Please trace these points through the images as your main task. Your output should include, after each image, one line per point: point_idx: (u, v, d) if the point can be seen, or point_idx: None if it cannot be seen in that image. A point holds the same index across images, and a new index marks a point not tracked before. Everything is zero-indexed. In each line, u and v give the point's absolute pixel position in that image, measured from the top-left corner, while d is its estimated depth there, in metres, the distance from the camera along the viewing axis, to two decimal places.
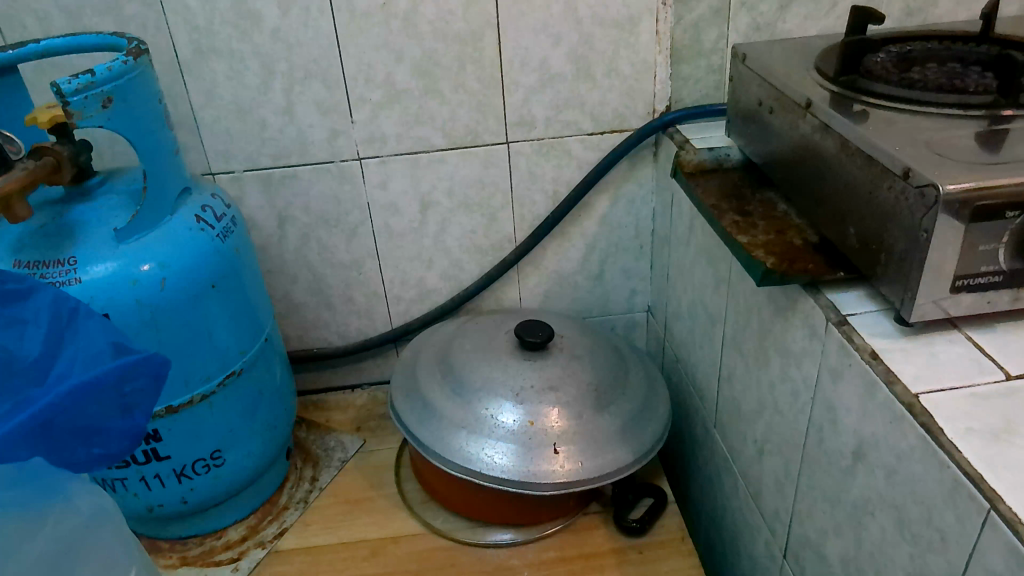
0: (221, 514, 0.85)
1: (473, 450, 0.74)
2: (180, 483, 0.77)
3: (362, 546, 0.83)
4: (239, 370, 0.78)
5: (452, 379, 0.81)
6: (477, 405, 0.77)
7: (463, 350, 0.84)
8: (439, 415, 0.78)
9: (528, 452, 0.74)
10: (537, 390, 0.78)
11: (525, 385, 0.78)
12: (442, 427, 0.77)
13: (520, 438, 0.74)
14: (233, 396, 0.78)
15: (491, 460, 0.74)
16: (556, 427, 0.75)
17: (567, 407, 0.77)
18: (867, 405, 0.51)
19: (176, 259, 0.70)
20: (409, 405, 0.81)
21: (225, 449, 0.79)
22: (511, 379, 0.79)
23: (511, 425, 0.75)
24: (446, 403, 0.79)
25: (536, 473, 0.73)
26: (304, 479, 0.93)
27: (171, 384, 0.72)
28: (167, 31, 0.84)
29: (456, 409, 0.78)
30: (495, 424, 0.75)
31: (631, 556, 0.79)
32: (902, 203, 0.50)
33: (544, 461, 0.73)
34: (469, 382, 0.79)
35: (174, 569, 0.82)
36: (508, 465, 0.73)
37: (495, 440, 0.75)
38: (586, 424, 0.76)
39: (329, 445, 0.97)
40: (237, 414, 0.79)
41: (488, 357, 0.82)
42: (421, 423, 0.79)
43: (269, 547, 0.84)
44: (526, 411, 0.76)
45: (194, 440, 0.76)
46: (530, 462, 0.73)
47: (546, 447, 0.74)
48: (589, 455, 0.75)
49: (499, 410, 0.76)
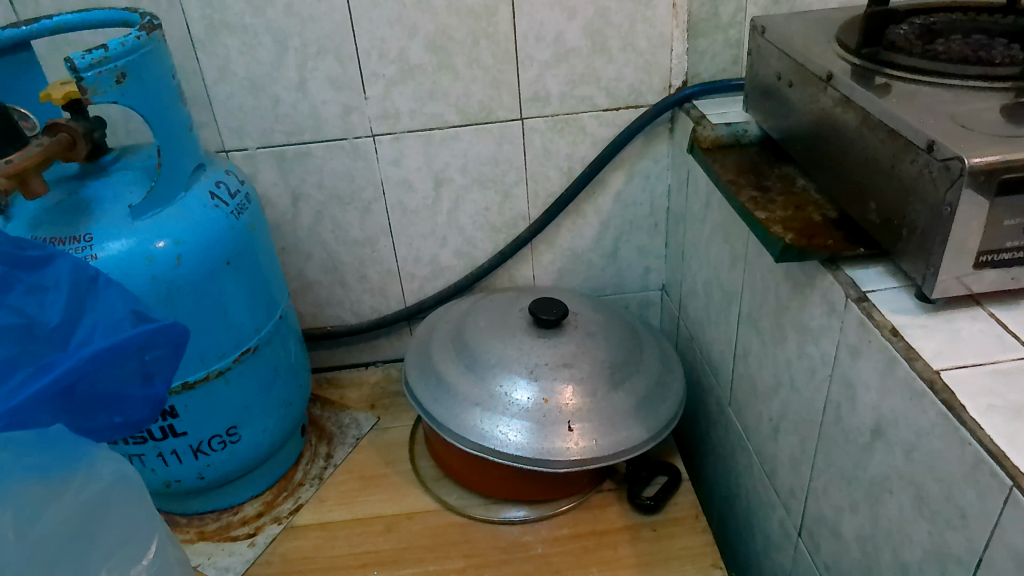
0: (238, 489, 0.86)
1: (488, 428, 0.75)
2: (196, 459, 0.78)
3: (378, 522, 0.84)
4: (254, 347, 0.78)
5: (468, 357, 0.81)
6: (492, 382, 0.77)
7: (479, 327, 0.84)
8: (454, 392, 0.78)
9: (542, 429, 0.74)
10: (551, 367, 0.77)
11: (539, 361, 0.78)
12: (457, 404, 0.77)
13: (534, 416, 0.74)
14: (249, 373, 0.78)
15: (506, 437, 0.74)
16: (569, 404, 0.75)
17: (583, 386, 0.76)
18: (887, 381, 0.50)
19: (190, 235, 0.70)
20: (423, 383, 0.81)
21: (241, 425, 0.79)
22: (525, 357, 0.78)
23: (525, 402, 0.75)
24: (461, 380, 0.79)
25: (549, 450, 0.73)
26: (318, 456, 0.93)
27: (188, 361, 0.72)
28: (180, 6, 0.83)
29: (471, 386, 0.78)
30: (510, 400, 0.75)
31: (644, 533, 0.79)
32: (926, 176, 0.49)
33: (559, 438, 0.73)
34: (484, 360, 0.79)
35: (192, 543, 0.84)
36: (524, 441, 0.73)
37: (509, 416, 0.75)
38: (601, 401, 0.76)
39: (343, 422, 0.98)
40: (254, 390, 0.80)
41: (504, 335, 0.82)
42: (436, 399, 0.79)
43: (285, 523, 0.85)
44: (541, 387, 0.76)
45: (210, 415, 0.76)
46: (545, 439, 0.73)
47: (560, 423, 0.74)
48: (603, 433, 0.74)
49: (514, 387, 0.76)
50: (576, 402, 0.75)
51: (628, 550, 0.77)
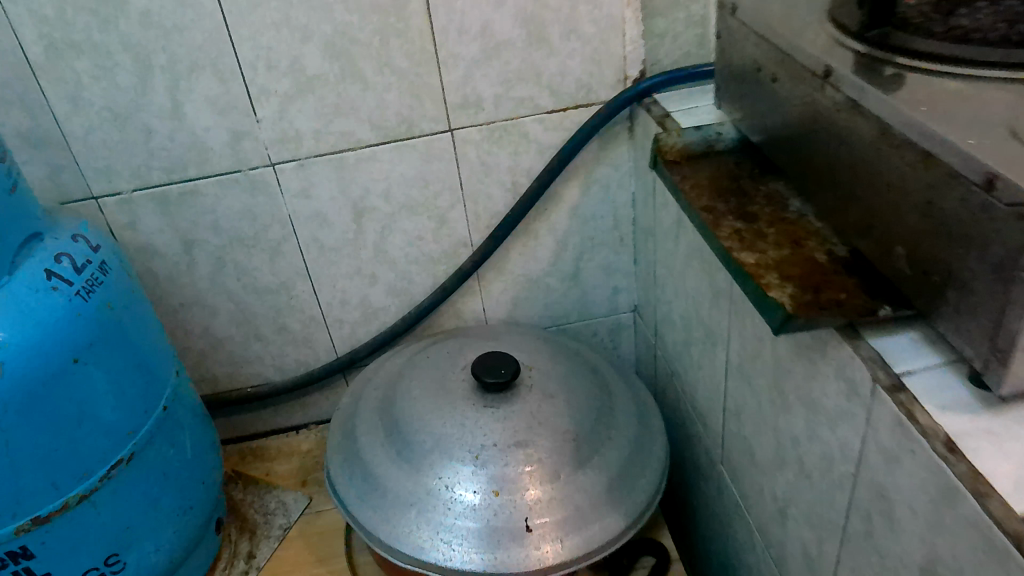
0: None
1: (430, 536, 0.62)
2: None
3: None
4: (128, 456, 0.64)
5: (400, 439, 0.67)
6: (430, 476, 0.65)
7: (411, 396, 0.70)
8: (386, 488, 0.65)
9: (494, 533, 0.62)
10: (501, 454, 0.65)
11: (487, 442, 0.65)
12: (391, 504, 0.64)
13: (482, 520, 0.62)
14: (123, 490, 0.64)
15: (452, 547, 0.61)
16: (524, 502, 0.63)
17: (541, 471, 0.64)
18: (943, 514, 0.36)
19: (12, 338, 0.54)
20: (349, 474, 0.68)
21: (123, 551, 0.66)
22: (468, 441, 0.66)
23: (472, 504, 0.63)
24: (393, 474, 0.66)
25: (503, 563, 0.60)
26: (239, 555, 0.80)
27: (33, 491, 0.58)
28: (5, 25, 0.66)
29: (406, 482, 0.65)
30: (454, 499, 0.63)
31: None
32: (986, 224, 0.34)
33: (515, 544, 0.61)
34: (420, 444, 0.66)
35: None
36: (473, 550, 0.61)
37: (453, 523, 0.62)
38: (562, 488, 0.64)
39: (269, 507, 0.85)
40: (131, 506, 0.66)
41: (441, 408, 0.68)
42: (365, 499, 0.66)
43: None
44: (490, 478, 0.64)
45: (77, 547, 0.63)
46: (497, 545, 0.61)
47: (515, 523, 0.62)
48: (566, 530, 0.62)
49: (457, 486, 0.64)
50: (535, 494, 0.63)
51: None
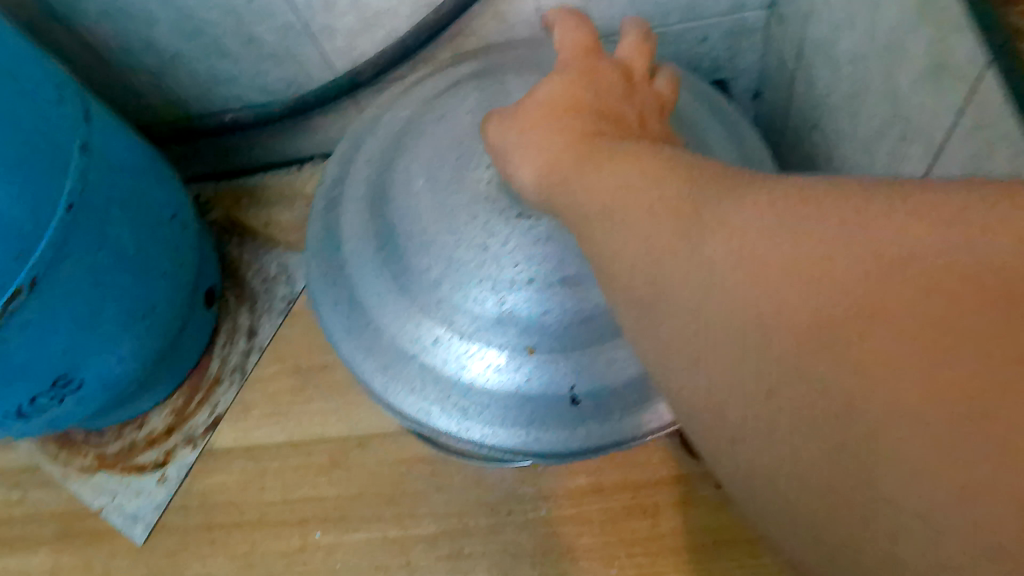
0: (131, 406, 0.62)
1: (438, 401, 0.43)
2: (28, 421, 0.54)
3: (320, 450, 0.60)
4: (30, 282, 0.46)
5: (397, 258, 0.46)
6: (438, 313, 0.44)
7: (410, 191, 0.47)
8: (381, 326, 0.46)
9: (528, 403, 0.42)
10: (539, 290, 0.43)
11: (516, 278, 0.43)
12: (386, 350, 0.45)
13: (510, 382, 0.43)
14: (43, 314, 0.48)
15: (468, 420, 0.43)
16: (573, 359, 0.42)
17: (596, 326, 0.42)
18: None
19: None
20: (332, 295, 0.48)
21: (73, 368, 0.53)
22: (492, 266, 0.43)
23: (495, 358, 0.43)
24: (388, 306, 0.46)
25: (539, 441, 0.42)
26: (239, 332, 0.66)
27: None
28: None
29: (406, 319, 0.45)
30: (472, 354, 0.43)
31: (703, 493, 0.51)
32: None
33: (558, 424, 0.42)
34: (423, 270, 0.45)
35: (91, 473, 0.64)
36: (499, 428, 0.42)
37: (470, 381, 0.43)
38: (628, 344, 0.42)
39: (269, 273, 0.68)
40: (65, 326, 0.50)
41: (451, 217, 0.45)
42: (352, 334, 0.47)
43: (200, 447, 0.62)
44: (524, 326, 0.43)
45: (7, 382, 0.49)
46: (533, 424, 0.42)
47: (558, 392, 0.42)
48: (637, 406, 0.42)
49: (475, 331, 0.43)
50: (585, 355, 0.42)
51: (674, 523, 0.51)
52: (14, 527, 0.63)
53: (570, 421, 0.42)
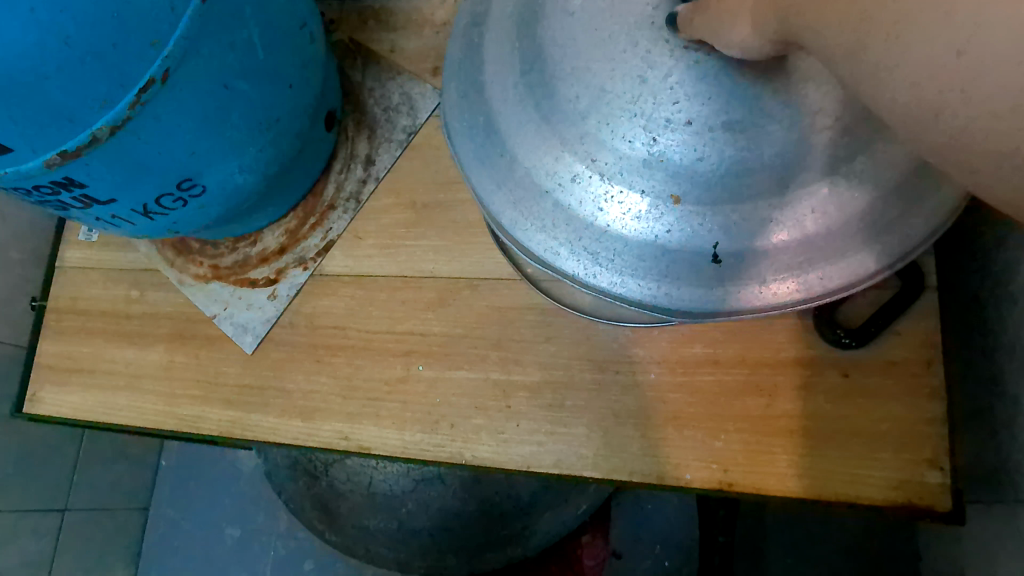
0: (248, 222, 0.63)
1: (543, 238, 0.32)
2: (154, 220, 0.55)
3: (428, 288, 0.59)
4: (164, 75, 0.44)
5: (539, 77, 0.32)
6: (571, 132, 0.30)
7: (567, 9, 0.31)
8: (506, 150, 0.33)
9: (663, 256, 0.30)
10: (731, 107, 0.28)
11: (675, 116, 0.28)
12: (508, 168, 0.33)
13: (662, 220, 0.29)
14: (173, 111, 0.47)
15: (583, 267, 0.31)
16: (763, 196, 0.29)
17: (799, 161, 0.28)
18: None
19: None
20: (461, 86, 0.37)
21: (199, 173, 0.53)
22: (659, 85, 0.28)
23: (644, 190, 0.29)
24: (510, 108, 0.33)
25: (687, 295, 0.30)
26: (355, 160, 0.64)
27: (47, 126, 0.43)
28: None
29: (528, 132, 0.32)
30: (608, 198, 0.30)
31: (829, 380, 0.48)
32: None
33: (691, 279, 0.30)
34: (570, 101, 0.30)
35: (205, 283, 0.65)
36: (619, 271, 0.31)
37: (603, 218, 0.30)
38: (796, 201, 0.29)
39: (392, 102, 0.65)
40: (194, 128, 0.49)
41: (610, 43, 0.29)
42: (470, 136, 0.35)
43: (311, 269, 0.62)
44: (699, 159, 0.28)
45: (137, 175, 0.49)
46: (660, 274, 0.30)
47: (691, 243, 0.30)
48: (801, 269, 0.30)
49: (621, 160, 0.29)
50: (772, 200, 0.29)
51: (794, 405, 0.48)
52: (134, 322, 0.66)
53: (704, 283, 0.30)
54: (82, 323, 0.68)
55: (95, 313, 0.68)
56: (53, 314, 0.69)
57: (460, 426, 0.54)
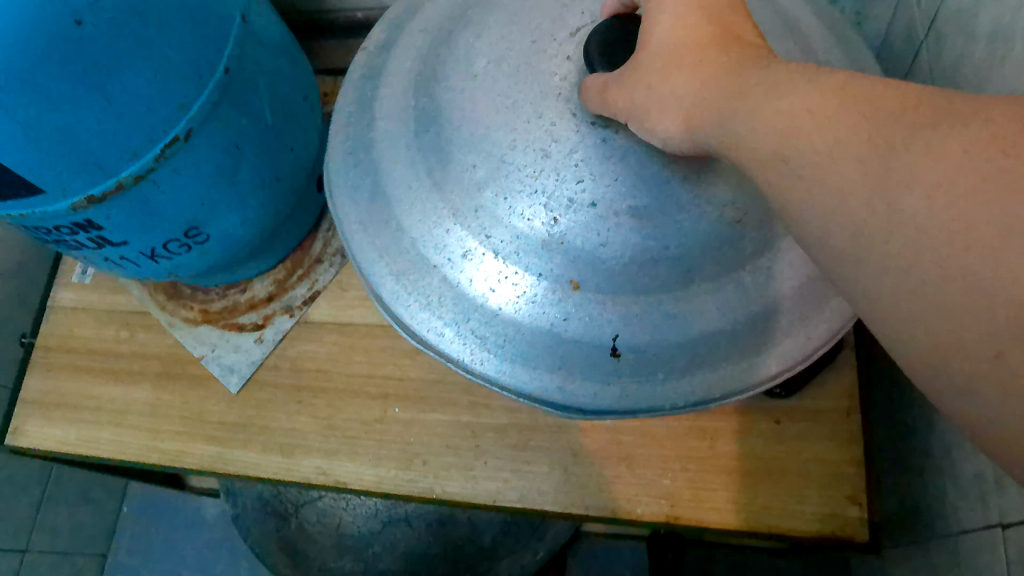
0: (241, 271, 0.68)
1: (428, 306, 0.38)
2: (158, 263, 0.59)
3: (407, 336, 0.64)
4: (185, 132, 0.51)
5: (445, 171, 0.38)
6: (480, 229, 0.37)
7: (478, 125, 0.38)
8: (409, 232, 0.39)
9: (557, 343, 0.36)
10: (613, 211, 0.35)
11: (579, 198, 0.35)
12: (407, 254, 0.39)
13: (562, 315, 0.36)
14: (188, 165, 0.53)
15: (459, 335, 0.37)
16: (649, 298, 0.36)
17: (657, 276, 0.36)
18: None
19: None
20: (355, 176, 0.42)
21: (204, 223, 0.58)
22: (561, 196, 0.35)
23: (546, 288, 0.36)
24: (418, 209, 0.39)
25: (587, 391, 0.36)
26: None
27: (78, 171, 0.48)
28: None
29: (438, 229, 0.38)
30: (504, 277, 0.37)
31: (763, 425, 0.54)
32: None
33: (590, 371, 0.36)
34: (467, 169, 0.38)
35: (195, 326, 0.69)
36: (504, 349, 0.37)
37: (509, 310, 0.37)
38: (684, 301, 0.36)
39: None
40: (204, 179, 0.55)
41: (515, 110, 0.37)
42: (374, 229, 0.40)
43: (297, 316, 0.67)
44: (584, 255, 0.35)
45: (149, 221, 0.54)
46: (543, 357, 0.36)
47: (594, 336, 0.36)
48: (681, 368, 0.36)
49: (523, 258, 0.36)
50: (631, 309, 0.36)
51: (732, 447, 0.54)
52: (122, 361, 0.69)
53: (576, 371, 0.36)
54: (70, 360, 0.71)
55: (83, 351, 0.71)
56: (41, 351, 0.72)
57: (432, 462, 0.59)
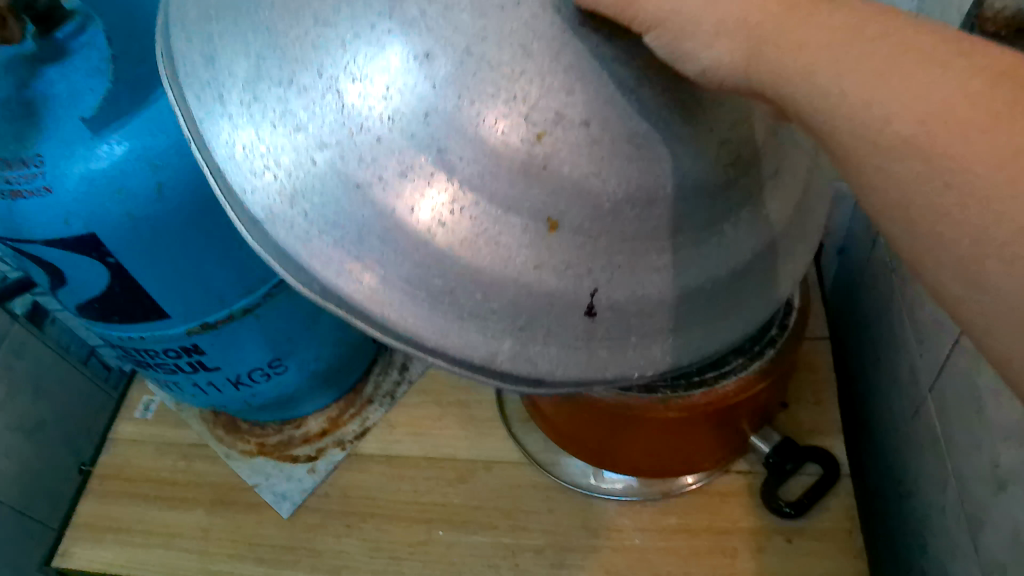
0: (300, 405, 0.75)
1: (325, 224, 0.29)
2: (238, 390, 0.67)
3: (449, 466, 0.71)
4: (289, 275, 0.61)
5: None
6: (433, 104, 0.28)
7: None
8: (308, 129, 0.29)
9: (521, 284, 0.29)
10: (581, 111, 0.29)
11: (568, 111, 0.29)
12: (307, 175, 0.29)
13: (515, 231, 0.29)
14: (286, 302, 0.62)
15: (392, 307, 0.29)
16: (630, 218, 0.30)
17: (642, 223, 0.30)
18: None
19: (173, 154, 0.49)
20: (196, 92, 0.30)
21: (286, 356, 0.66)
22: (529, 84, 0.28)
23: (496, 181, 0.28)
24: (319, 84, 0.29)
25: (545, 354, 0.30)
26: (393, 365, 0.80)
27: (201, 301, 0.57)
28: None
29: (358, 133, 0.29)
30: (451, 205, 0.28)
31: (777, 544, 0.62)
32: None
33: (563, 331, 0.30)
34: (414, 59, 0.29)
35: (251, 457, 0.76)
36: (377, 294, 0.28)
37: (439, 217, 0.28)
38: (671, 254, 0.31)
39: None
40: (294, 317, 0.64)
41: None
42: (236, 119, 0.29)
43: (348, 449, 0.74)
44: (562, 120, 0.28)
45: (244, 349, 0.63)
46: (440, 344, 0.29)
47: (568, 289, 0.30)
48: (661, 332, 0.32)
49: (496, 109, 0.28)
50: (586, 301, 0.30)
51: (750, 563, 0.61)
52: (177, 489, 0.75)
53: (525, 336, 0.30)
54: (125, 488, 0.76)
55: (140, 479, 0.76)
56: (98, 480, 0.77)
57: None
